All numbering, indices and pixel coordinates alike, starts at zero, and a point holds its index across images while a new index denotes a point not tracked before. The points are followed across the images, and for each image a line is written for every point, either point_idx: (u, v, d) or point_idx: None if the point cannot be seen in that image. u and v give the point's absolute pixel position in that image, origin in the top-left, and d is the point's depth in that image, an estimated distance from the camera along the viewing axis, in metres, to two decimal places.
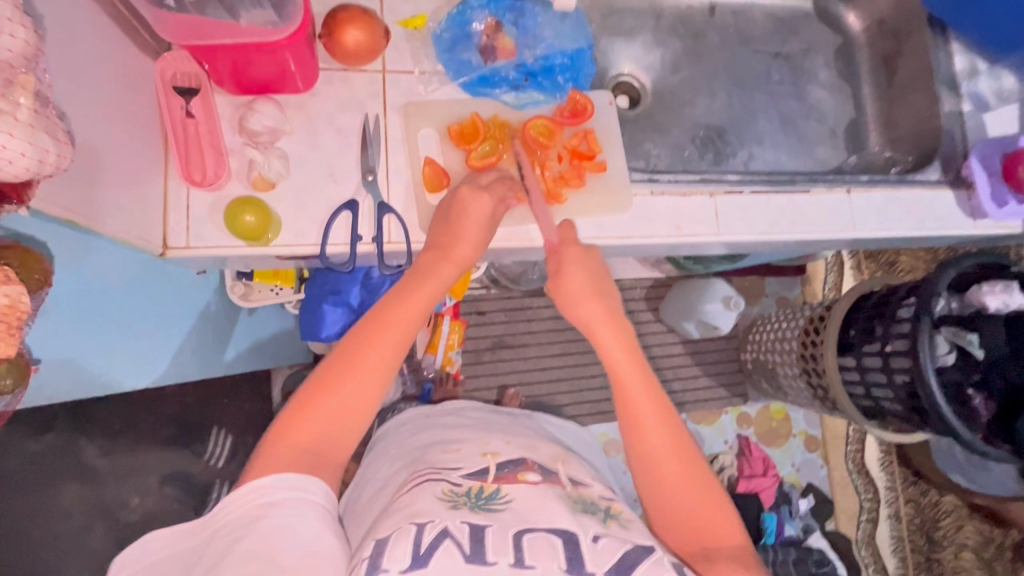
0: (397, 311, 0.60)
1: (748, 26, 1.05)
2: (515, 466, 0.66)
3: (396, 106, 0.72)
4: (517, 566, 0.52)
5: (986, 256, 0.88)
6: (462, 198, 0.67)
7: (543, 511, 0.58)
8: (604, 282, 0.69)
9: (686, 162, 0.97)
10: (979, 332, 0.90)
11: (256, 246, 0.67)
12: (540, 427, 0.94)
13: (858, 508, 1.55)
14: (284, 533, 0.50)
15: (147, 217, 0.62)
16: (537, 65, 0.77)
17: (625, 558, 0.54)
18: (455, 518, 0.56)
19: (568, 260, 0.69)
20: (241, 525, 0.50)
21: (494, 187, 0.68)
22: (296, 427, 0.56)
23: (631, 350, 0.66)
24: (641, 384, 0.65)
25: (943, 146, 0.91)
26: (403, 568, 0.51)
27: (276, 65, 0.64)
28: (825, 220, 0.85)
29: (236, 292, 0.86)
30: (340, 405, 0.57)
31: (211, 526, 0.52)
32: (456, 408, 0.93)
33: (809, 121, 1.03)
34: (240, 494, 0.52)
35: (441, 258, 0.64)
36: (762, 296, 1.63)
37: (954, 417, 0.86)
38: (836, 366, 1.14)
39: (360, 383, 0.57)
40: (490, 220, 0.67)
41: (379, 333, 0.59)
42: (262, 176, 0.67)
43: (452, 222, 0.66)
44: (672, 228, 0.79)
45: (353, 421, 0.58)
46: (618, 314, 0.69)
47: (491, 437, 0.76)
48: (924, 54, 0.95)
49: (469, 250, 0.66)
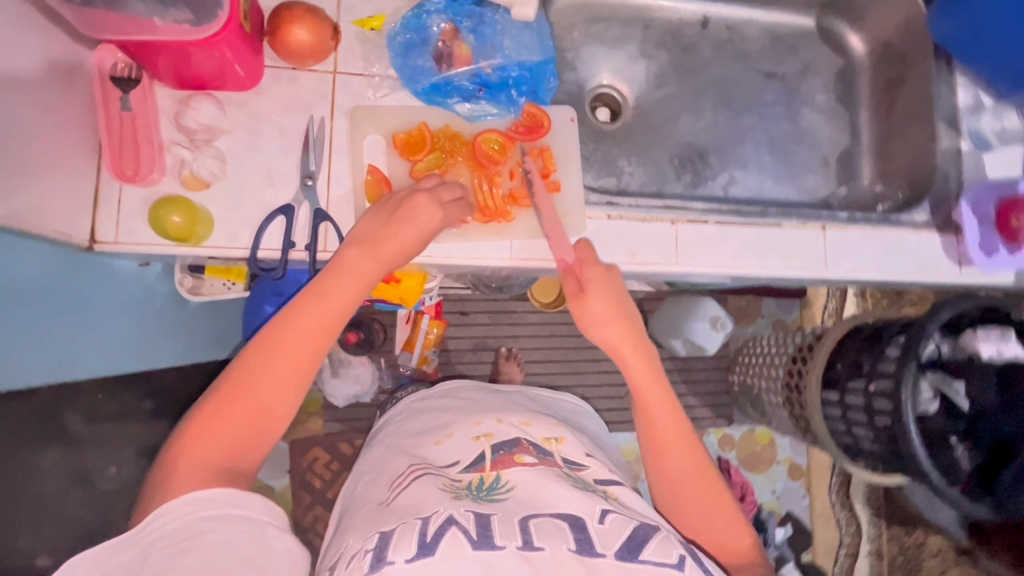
0: (318, 309, 0.59)
1: (742, 41, 1.00)
2: (512, 448, 0.65)
3: (344, 109, 0.70)
4: (526, 548, 0.51)
5: (984, 301, 0.81)
6: (417, 202, 0.65)
7: (547, 495, 0.57)
8: (625, 303, 0.67)
9: (662, 183, 0.93)
10: (966, 380, 0.84)
11: (186, 246, 0.66)
12: (535, 402, 0.88)
13: (838, 542, 1.50)
14: (232, 547, 0.48)
15: (73, 212, 0.61)
16: (494, 76, 0.74)
17: (634, 535, 0.54)
18: (458, 507, 0.55)
19: (591, 282, 0.67)
20: (183, 537, 0.48)
21: (450, 209, 0.66)
22: (210, 435, 0.54)
23: (656, 374, 0.66)
24: (665, 406, 0.65)
25: (937, 185, 0.86)
26: (410, 557, 0.49)
27: (212, 61, 0.62)
28: (800, 258, 0.81)
29: (185, 285, 0.84)
30: (254, 413, 0.56)
31: (144, 540, 0.48)
32: (451, 387, 0.85)
33: (800, 146, 0.98)
34: (179, 504, 0.49)
35: (365, 254, 0.62)
36: (757, 317, 1.57)
37: (933, 469, 0.79)
38: (819, 401, 1.07)
39: (285, 387, 0.57)
40: (432, 232, 0.65)
41: (300, 332, 0.58)
42: (194, 175, 0.65)
43: (392, 223, 0.64)
44: (627, 255, 0.76)
45: (265, 428, 0.57)
46: (640, 338, 0.68)
47: (483, 415, 0.73)
48: (926, 84, 0.89)
49: (396, 252, 0.63)
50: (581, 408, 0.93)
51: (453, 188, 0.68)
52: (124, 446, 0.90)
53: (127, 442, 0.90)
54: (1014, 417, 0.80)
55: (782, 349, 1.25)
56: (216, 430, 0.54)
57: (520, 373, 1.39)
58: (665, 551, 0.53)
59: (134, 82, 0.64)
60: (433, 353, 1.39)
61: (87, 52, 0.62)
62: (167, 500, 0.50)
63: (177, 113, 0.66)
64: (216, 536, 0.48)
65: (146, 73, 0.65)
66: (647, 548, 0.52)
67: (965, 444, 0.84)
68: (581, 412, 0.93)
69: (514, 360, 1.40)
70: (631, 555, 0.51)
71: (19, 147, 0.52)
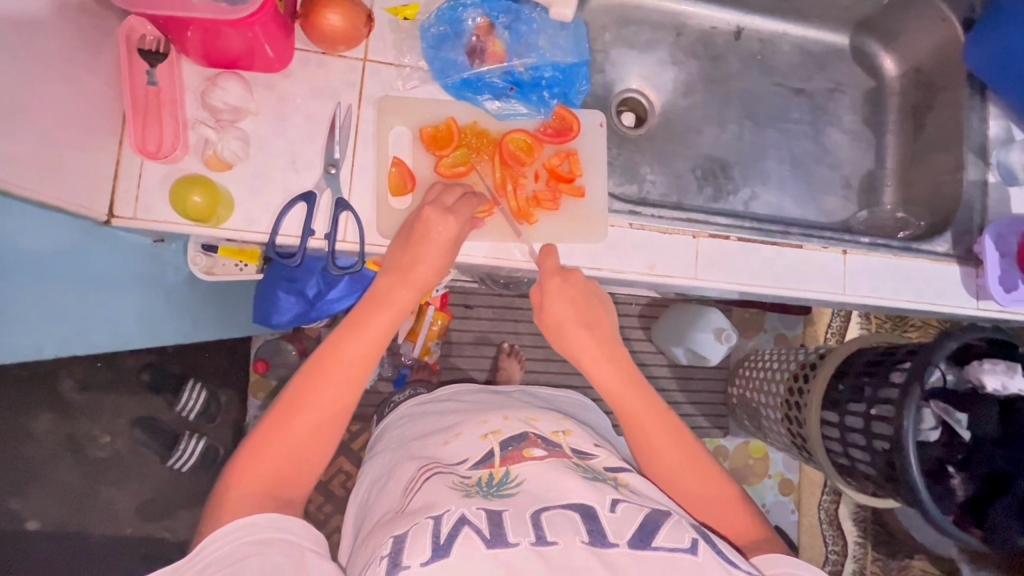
0: (358, 341, 0.61)
1: (773, 55, 0.98)
2: (520, 443, 0.64)
3: (372, 98, 0.69)
4: (539, 544, 0.50)
5: (991, 332, 0.80)
6: (427, 216, 0.64)
7: (556, 485, 0.56)
8: (588, 308, 0.69)
9: (683, 193, 0.91)
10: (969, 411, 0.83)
11: (204, 227, 0.65)
12: (536, 397, 0.87)
13: (824, 559, 1.49)
14: (274, 567, 0.50)
15: (92, 186, 0.60)
16: (526, 75, 0.73)
17: (646, 522, 0.53)
18: (470, 505, 0.54)
19: (548, 291, 0.68)
20: (229, 562, 0.50)
21: (459, 210, 0.65)
22: (259, 463, 0.58)
23: (629, 376, 0.68)
24: (640, 405, 0.66)
25: (960, 215, 0.85)
26: (424, 561, 0.48)
27: (243, 41, 0.61)
28: (816, 282, 0.80)
29: (198, 264, 0.80)
30: (301, 440, 0.59)
31: (193, 567, 0.51)
32: (452, 390, 0.86)
33: (823, 166, 0.97)
34: (224, 533, 0.52)
35: (399, 283, 0.64)
36: (761, 330, 1.55)
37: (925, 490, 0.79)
38: (818, 420, 1.06)
39: (327, 416, 0.60)
40: (455, 242, 0.65)
41: (337, 364, 0.61)
42: (216, 156, 0.64)
43: (413, 243, 0.64)
44: (646, 266, 0.75)
45: (313, 451, 0.60)
46: (610, 345, 0.69)
47: (488, 414, 0.72)
48: (956, 113, 0.88)
49: (428, 274, 0.64)
50: (583, 402, 0.93)
51: (455, 189, 0.67)
52: (118, 418, 1.16)
53: (119, 414, 1.16)
54: (1010, 449, 0.81)
55: (784, 364, 1.23)
56: (264, 458, 0.58)
57: (519, 369, 1.39)
58: (678, 536, 0.53)
59: (162, 56, 0.62)
60: (434, 344, 1.38)
61: (117, 23, 0.62)
62: (220, 526, 0.53)
63: (204, 91, 0.65)
64: (261, 558, 0.50)
65: (175, 48, 0.64)
66: (659, 535, 0.52)
67: (960, 474, 0.83)
68: (577, 404, 0.92)
69: (515, 355, 1.40)
70: (643, 543, 0.51)
71: (36, 113, 0.51)
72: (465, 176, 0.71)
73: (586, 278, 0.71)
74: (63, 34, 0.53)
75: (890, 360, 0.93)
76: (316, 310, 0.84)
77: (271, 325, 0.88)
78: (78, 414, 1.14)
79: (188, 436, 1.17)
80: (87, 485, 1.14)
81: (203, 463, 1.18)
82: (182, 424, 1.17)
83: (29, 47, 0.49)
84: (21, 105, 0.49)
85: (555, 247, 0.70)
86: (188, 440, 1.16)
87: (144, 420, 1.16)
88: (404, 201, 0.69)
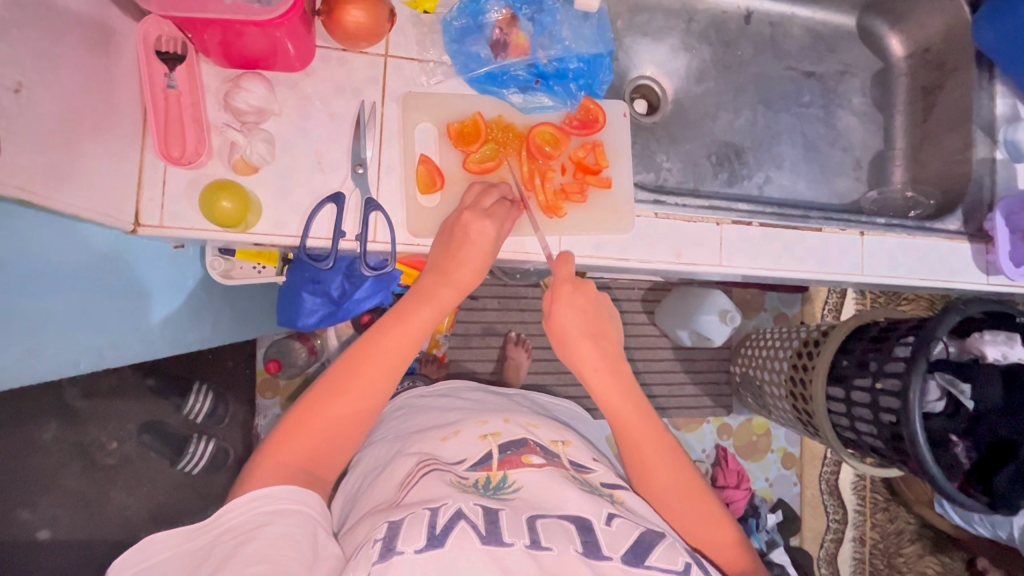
0: (388, 344, 0.61)
1: (784, 39, 0.99)
2: (519, 449, 0.64)
3: (396, 95, 0.69)
4: (533, 547, 0.51)
5: (995, 305, 0.81)
6: (465, 221, 0.65)
7: (554, 495, 0.57)
8: (594, 319, 0.70)
9: (698, 179, 0.92)
10: (973, 382, 0.84)
11: (234, 232, 0.65)
12: (537, 405, 0.87)
13: (824, 528, 1.54)
14: (291, 538, 0.50)
15: (118, 194, 0.59)
16: (550, 67, 0.74)
17: (640, 540, 0.54)
18: (468, 501, 0.55)
19: (557, 299, 0.68)
20: (246, 530, 0.50)
21: (496, 213, 0.66)
22: (290, 448, 0.58)
23: (629, 391, 0.69)
24: (640, 422, 0.67)
25: (970, 193, 0.87)
26: (419, 549, 0.48)
27: (268, 41, 0.60)
28: (831, 262, 0.82)
29: (216, 268, 0.79)
30: (333, 430, 0.60)
31: (212, 531, 0.51)
32: (448, 388, 0.86)
33: (833, 148, 0.98)
34: (242, 502, 0.52)
35: (441, 282, 0.65)
36: (761, 310, 1.57)
37: (930, 459, 0.81)
38: (824, 395, 1.07)
39: (354, 414, 0.60)
40: (495, 244, 0.66)
41: (376, 360, 0.61)
42: (244, 160, 0.64)
43: (454, 247, 0.65)
44: (673, 254, 0.76)
45: (344, 441, 0.60)
46: (611, 358, 0.70)
47: (489, 415, 0.72)
48: (963, 92, 0.90)
49: (471, 277, 0.66)
50: (576, 413, 0.92)
51: (492, 191, 0.68)
52: (126, 423, 1.11)
53: (127, 418, 1.11)
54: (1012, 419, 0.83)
55: (787, 343, 1.24)
56: (293, 442, 0.58)
57: (526, 358, 1.39)
58: (671, 557, 0.54)
59: (180, 57, 0.60)
60: (442, 336, 1.38)
61: (133, 23, 0.59)
62: (240, 495, 0.53)
63: (227, 93, 0.64)
64: (279, 526, 0.50)
65: (195, 49, 0.63)
66: (653, 554, 0.53)
67: (964, 442, 0.85)
68: (576, 414, 0.92)
69: (521, 344, 1.40)
70: (637, 560, 0.52)
71: (65, 119, 0.50)
72: (494, 171, 0.72)
73: (597, 291, 0.70)
74: (86, 40, 0.52)
75: (894, 334, 0.94)
76: (342, 311, 0.85)
77: (296, 327, 0.88)
78: (83, 421, 1.08)
79: (197, 439, 1.14)
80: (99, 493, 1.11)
81: (214, 465, 1.17)
82: (190, 427, 1.15)
83: (54, 55, 0.48)
84: (51, 114, 0.48)
85: (572, 254, 0.70)
86: (196, 443, 1.14)
87: (153, 424, 1.13)
88: (433, 198, 0.69)
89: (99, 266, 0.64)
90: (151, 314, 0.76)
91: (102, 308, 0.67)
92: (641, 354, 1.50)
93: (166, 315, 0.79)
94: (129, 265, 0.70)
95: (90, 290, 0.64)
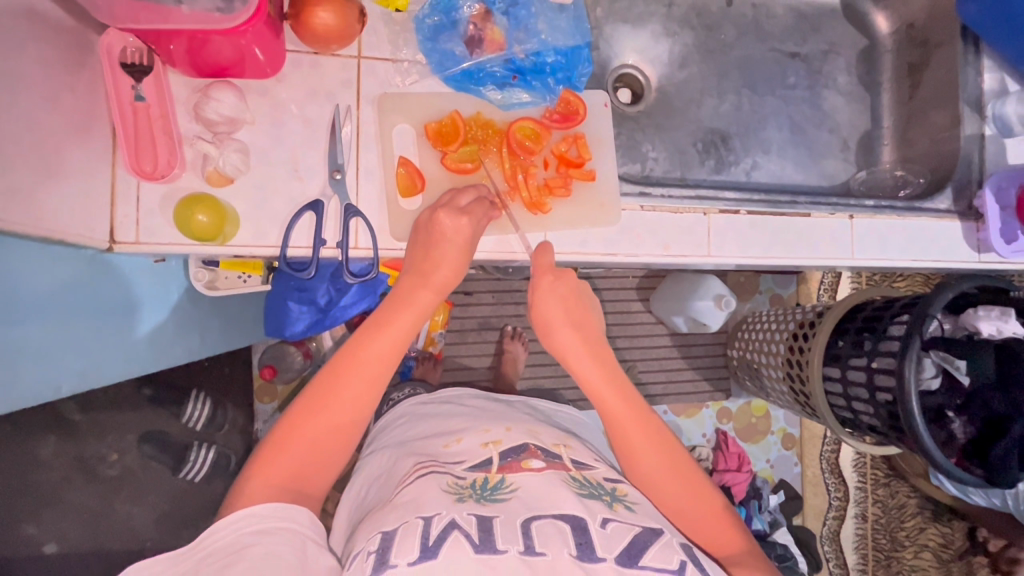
0: (373, 350, 0.61)
1: (767, 20, 0.97)
2: (519, 454, 0.63)
3: (371, 97, 0.68)
4: (528, 553, 0.50)
5: (987, 280, 0.80)
6: (439, 219, 0.65)
7: (548, 497, 0.56)
8: (577, 305, 0.69)
9: (685, 166, 0.91)
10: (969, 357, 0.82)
11: (211, 245, 0.63)
12: (538, 412, 0.86)
13: (827, 506, 1.55)
14: (277, 557, 0.50)
15: (91, 212, 0.58)
16: (527, 62, 0.73)
17: (635, 541, 0.54)
18: (461, 511, 0.54)
19: (539, 289, 0.68)
20: (232, 552, 0.50)
21: (472, 211, 0.66)
22: (278, 462, 0.57)
23: (609, 375, 0.67)
24: (622, 404, 0.65)
25: (959, 172, 0.86)
26: (412, 561, 0.49)
27: (235, 48, 0.59)
28: (823, 245, 0.81)
29: (201, 280, 0.77)
30: (319, 438, 0.59)
31: (195, 554, 0.50)
32: (449, 394, 0.85)
33: (822, 129, 0.97)
34: (229, 520, 0.52)
35: (420, 285, 0.64)
36: (756, 293, 1.56)
37: (930, 440, 0.80)
38: (821, 377, 1.05)
39: (340, 424, 0.60)
40: (471, 243, 0.66)
41: (357, 369, 0.60)
42: (217, 171, 0.63)
43: (430, 246, 0.65)
44: (661, 246, 0.75)
45: (336, 451, 0.60)
46: (597, 343, 0.69)
47: (492, 423, 0.71)
48: (951, 68, 0.88)
49: (450, 274, 0.65)
50: (578, 418, 0.92)
51: (469, 192, 0.68)
52: (125, 434, 1.09)
53: (126, 430, 1.09)
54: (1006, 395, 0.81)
55: (783, 325, 1.23)
56: (286, 454, 0.58)
57: (524, 351, 1.38)
58: (666, 556, 0.53)
59: (145, 69, 0.60)
60: (437, 334, 1.36)
61: (95, 37, 0.59)
62: (225, 515, 0.53)
63: (196, 104, 0.63)
64: (264, 547, 0.50)
65: (161, 60, 0.62)
66: (647, 555, 0.53)
67: (961, 418, 0.84)
68: (576, 420, 0.91)
69: (518, 338, 1.39)
70: (631, 561, 0.52)
71: (32, 140, 0.49)
72: (473, 170, 0.71)
73: (579, 279, 0.70)
74: (46, 57, 0.51)
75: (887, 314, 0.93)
76: (330, 317, 0.85)
77: (286, 336, 0.88)
78: (82, 434, 1.06)
79: (198, 446, 1.12)
80: (98, 507, 1.08)
81: (216, 470, 1.14)
82: (191, 435, 1.12)
83: (14, 75, 0.46)
84: (15, 138, 0.46)
85: (550, 244, 0.70)
86: (197, 451, 1.12)
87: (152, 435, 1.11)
88: (414, 201, 0.69)
89: (81, 288, 0.64)
90: (138, 329, 0.75)
91: (79, 329, 0.65)
92: (638, 342, 1.50)
93: (150, 330, 0.77)
94: (110, 283, 0.69)
95: (69, 311, 0.63)
